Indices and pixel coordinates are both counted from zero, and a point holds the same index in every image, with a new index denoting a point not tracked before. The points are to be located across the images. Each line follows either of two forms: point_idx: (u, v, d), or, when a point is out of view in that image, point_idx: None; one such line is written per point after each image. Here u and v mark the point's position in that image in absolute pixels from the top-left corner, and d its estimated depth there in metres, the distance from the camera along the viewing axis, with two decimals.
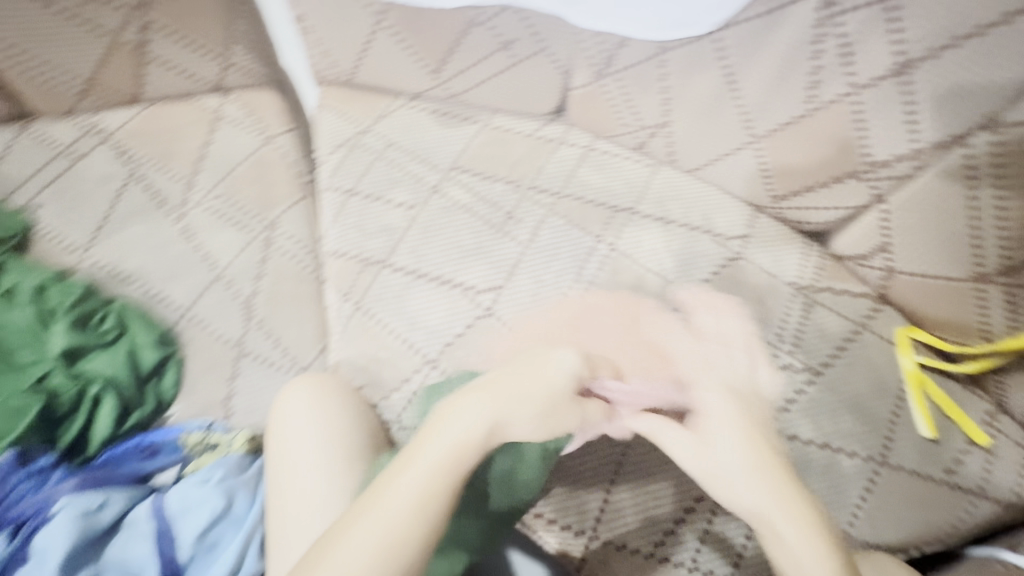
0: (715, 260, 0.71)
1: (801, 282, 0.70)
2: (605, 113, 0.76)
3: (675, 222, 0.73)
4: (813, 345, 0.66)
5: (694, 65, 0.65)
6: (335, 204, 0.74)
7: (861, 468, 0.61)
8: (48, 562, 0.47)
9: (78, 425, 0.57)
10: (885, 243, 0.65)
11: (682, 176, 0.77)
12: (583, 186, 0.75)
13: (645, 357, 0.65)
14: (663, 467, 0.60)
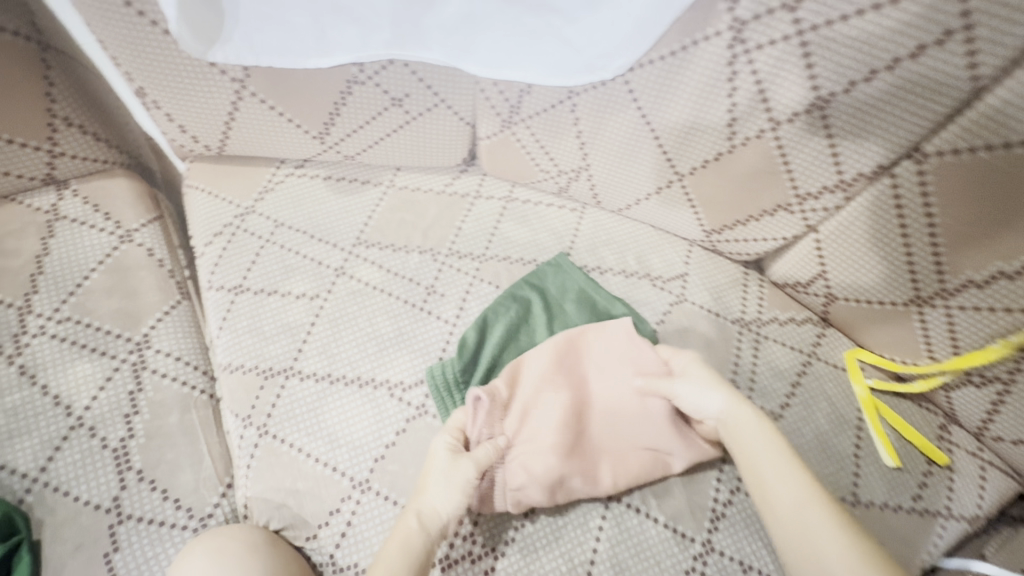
0: (658, 308, 0.67)
1: (746, 318, 0.67)
2: (519, 161, 0.69)
3: (611, 271, 0.69)
4: (768, 386, 0.63)
5: (606, 108, 0.60)
6: (222, 306, 0.62)
7: None
8: None
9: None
10: (822, 270, 0.62)
11: (610, 217, 0.72)
12: (507, 243, 0.69)
13: None
14: (639, 555, 0.54)
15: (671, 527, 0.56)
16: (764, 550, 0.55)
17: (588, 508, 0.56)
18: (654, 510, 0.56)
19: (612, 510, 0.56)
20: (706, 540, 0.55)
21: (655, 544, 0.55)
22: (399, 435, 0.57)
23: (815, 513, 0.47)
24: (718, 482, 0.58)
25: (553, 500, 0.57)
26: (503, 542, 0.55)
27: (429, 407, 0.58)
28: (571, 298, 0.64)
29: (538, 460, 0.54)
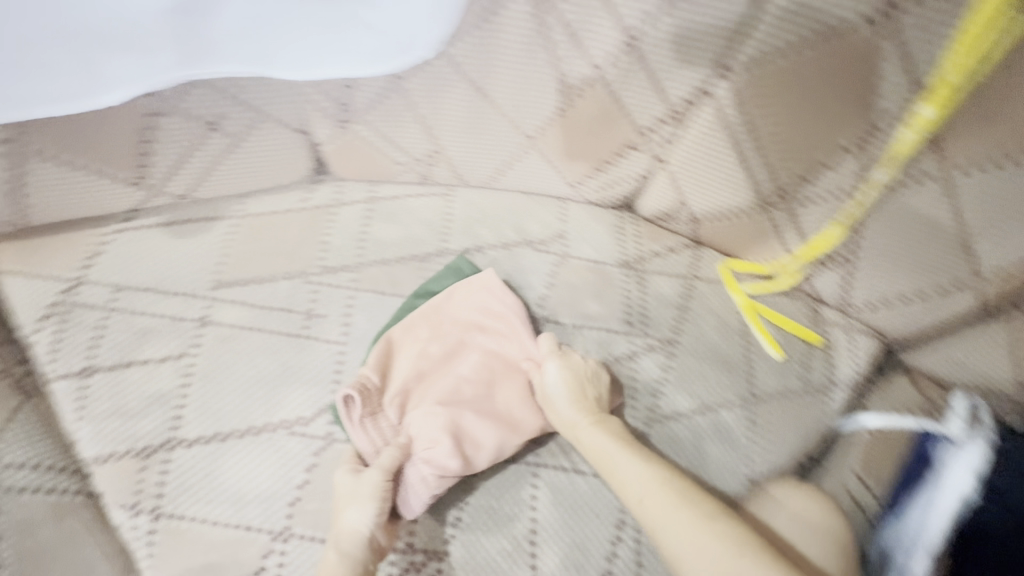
0: (544, 271, 0.68)
1: (628, 259, 0.69)
2: (371, 158, 0.66)
3: (491, 247, 0.68)
4: (659, 316, 0.66)
5: (439, 85, 0.58)
6: (72, 395, 0.55)
7: (739, 413, 0.62)
8: None
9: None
10: (681, 196, 0.66)
11: (478, 193, 0.71)
12: (380, 244, 0.66)
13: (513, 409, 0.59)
14: (575, 509, 0.56)
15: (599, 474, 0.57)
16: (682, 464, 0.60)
17: (518, 482, 0.57)
18: (580, 463, 0.58)
19: (542, 475, 0.57)
20: None
21: (588, 494, 0.57)
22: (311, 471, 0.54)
23: (654, 489, 0.51)
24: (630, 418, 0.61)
25: (484, 485, 0.57)
26: (443, 543, 0.54)
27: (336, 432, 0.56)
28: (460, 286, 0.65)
29: (430, 423, 0.55)
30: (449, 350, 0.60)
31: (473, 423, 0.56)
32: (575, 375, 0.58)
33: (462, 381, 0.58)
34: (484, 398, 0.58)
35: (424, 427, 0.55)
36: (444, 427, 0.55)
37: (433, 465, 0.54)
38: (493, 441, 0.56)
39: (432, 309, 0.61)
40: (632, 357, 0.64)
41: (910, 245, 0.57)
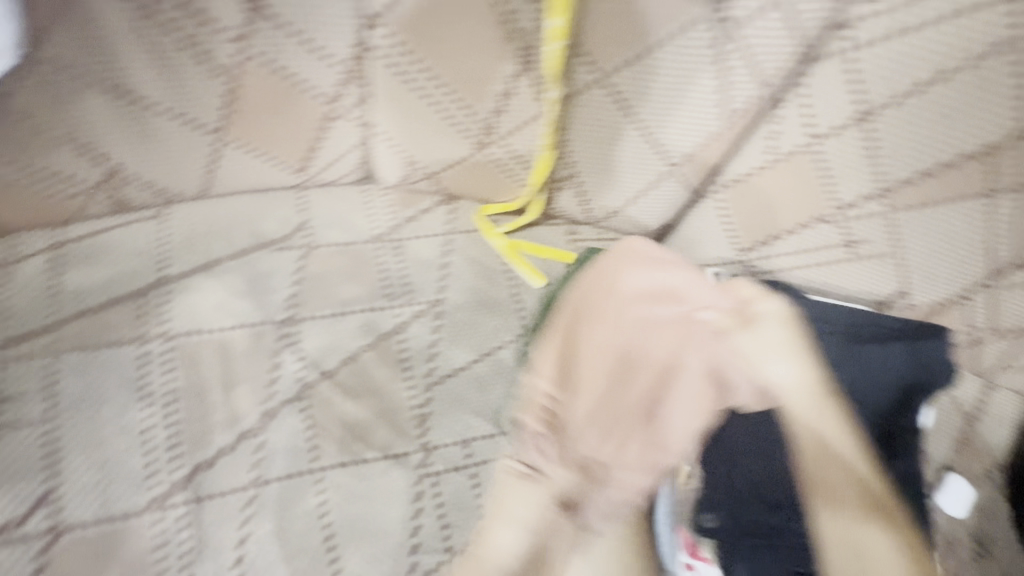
0: (290, 268, 0.63)
1: (380, 232, 0.67)
2: (34, 197, 0.57)
3: (223, 260, 0.62)
4: (422, 281, 0.65)
5: (63, 93, 0.51)
6: None
7: (513, 348, 0.64)
8: None
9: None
10: (408, 154, 0.64)
11: (196, 204, 0.63)
12: (82, 292, 0.57)
13: (280, 422, 0.56)
14: (369, 499, 0.55)
15: (386, 455, 0.57)
16: (473, 416, 0.61)
17: (300, 495, 0.54)
18: (364, 451, 0.56)
19: (328, 478, 0.55)
20: (421, 445, 0.58)
21: (379, 479, 0.56)
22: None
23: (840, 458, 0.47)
24: (409, 391, 0.60)
25: (264, 511, 0.53)
26: None
27: (58, 523, 0.49)
28: (192, 311, 0.59)
29: (591, 441, 0.54)
30: (672, 340, 0.53)
31: (662, 414, 0.53)
32: (808, 366, 0.50)
33: (602, 379, 0.55)
34: (655, 389, 0.53)
35: (581, 446, 0.55)
36: (600, 437, 0.54)
37: (626, 484, 0.54)
38: (694, 420, 0.53)
39: (580, 297, 0.58)
40: (400, 328, 0.62)
41: (615, 151, 0.60)
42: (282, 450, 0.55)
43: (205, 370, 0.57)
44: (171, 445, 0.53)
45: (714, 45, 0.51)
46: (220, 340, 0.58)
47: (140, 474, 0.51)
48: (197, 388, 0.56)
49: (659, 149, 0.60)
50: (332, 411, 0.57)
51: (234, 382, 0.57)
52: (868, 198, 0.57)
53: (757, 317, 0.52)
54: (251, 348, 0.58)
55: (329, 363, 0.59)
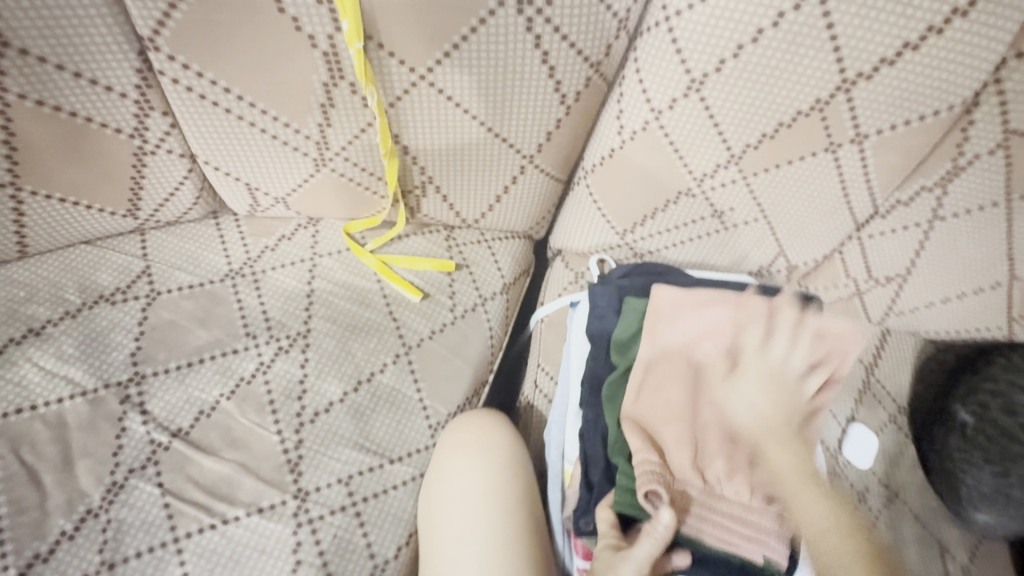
0: (131, 321, 0.57)
1: (234, 267, 0.62)
2: None
3: (50, 324, 0.56)
4: (285, 313, 0.61)
5: None
6: None
7: (392, 371, 0.61)
8: None
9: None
10: (247, 182, 0.59)
11: (15, 266, 0.57)
12: None
13: (130, 494, 0.51)
14: (239, 561, 0.50)
15: (255, 509, 0.52)
16: (354, 449, 0.56)
17: (158, 571, 0.49)
18: (230, 509, 0.52)
19: (190, 546, 0.50)
20: (296, 492, 0.54)
21: (249, 537, 0.51)
22: None
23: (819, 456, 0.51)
24: (278, 435, 0.55)
25: None
26: None
27: None
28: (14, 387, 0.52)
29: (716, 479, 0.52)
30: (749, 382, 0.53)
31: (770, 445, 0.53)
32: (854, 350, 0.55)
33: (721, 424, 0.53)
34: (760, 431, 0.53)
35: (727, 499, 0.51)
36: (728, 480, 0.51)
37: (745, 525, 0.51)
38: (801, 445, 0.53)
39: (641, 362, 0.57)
40: (263, 368, 0.58)
41: (463, 152, 0.57)
42: (134, 524, 0.50)
43: (36, 451, 0.51)
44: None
45: (530, 26, 0.47)
46: (52, 415, 0.52)
47: None
48: (27, 473, 0.50)
49: (512, 144, 0.57)
50: (191, 471, 0.53)
51: (73, 459, 0.51)
52: (723, 166, 0.55)
53: (839, 334, 0.55)
54: (91, 418, 0.53)
55: (184, 419, 0.55)
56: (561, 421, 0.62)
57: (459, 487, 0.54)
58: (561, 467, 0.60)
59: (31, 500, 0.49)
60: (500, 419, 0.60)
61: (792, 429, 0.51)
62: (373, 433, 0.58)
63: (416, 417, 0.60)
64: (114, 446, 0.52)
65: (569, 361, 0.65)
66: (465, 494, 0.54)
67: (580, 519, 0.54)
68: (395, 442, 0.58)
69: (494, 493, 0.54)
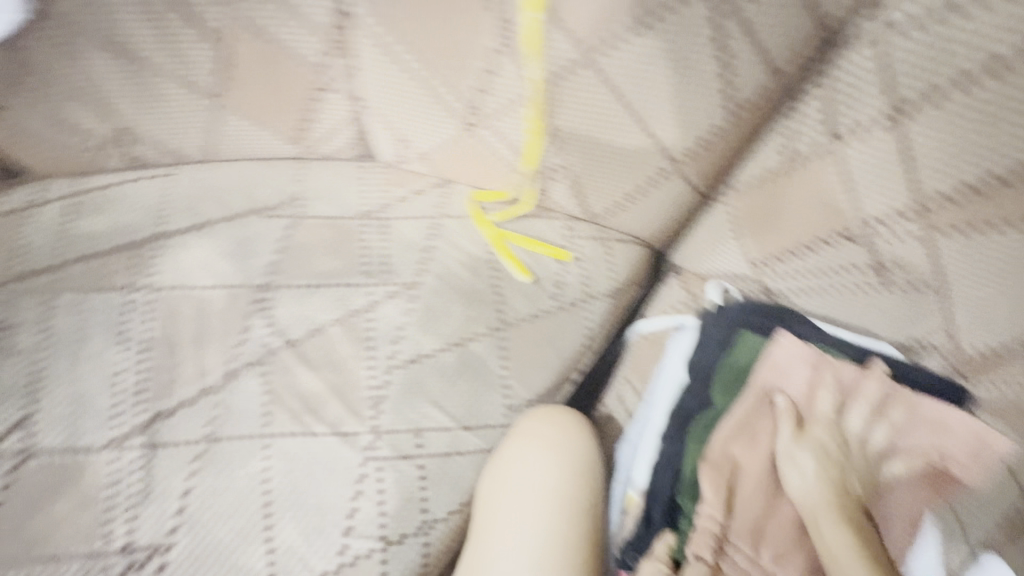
0: (274, 236, 0.64)
1: (368, 209, 0.66)
2: (63, 151, 0.64)
3: (216, 222, 0.64)
4: (402, 262, 0.64)
5: (78, 55, 0.57)
6: None
7: (483, 344, 0.61)
8: None
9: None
10: (398, 132, 0.63)
11: (202, 167, 0.66)
12: (89, 238, 0.62)
13: (240, 382, 0.57)
14: (310, 473, 0.55)
15: (335, 432, 0.56)
16: (431, 407, 0.58)
17: (245, 459, 0.54)
18: (313, 425, 0.56)
19: (274, 445, 0.55)
20: (373, 428, 0.57)
21: (323, 455, 0.55)
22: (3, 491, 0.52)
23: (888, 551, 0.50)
24: (370, 371, 0.59)
25: (210, 466, 0.54)
26: (164, 536, 0.51)
27: (32, 446, 0.53)
28: (179, 266, 0.61)
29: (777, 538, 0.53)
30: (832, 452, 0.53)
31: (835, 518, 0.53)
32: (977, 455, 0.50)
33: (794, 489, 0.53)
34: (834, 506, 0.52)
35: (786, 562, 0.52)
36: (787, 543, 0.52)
37: None
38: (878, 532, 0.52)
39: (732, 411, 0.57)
40: (372, 306, 0.62)
41: (608, 141, 0.56)
42: (236, 410, 0.56)
43: (182, 323, 0.59)
44: (143, 387, 0.56)
45: (717, 36, 0.48)
46: (200, 296, 0.60)
47: (109, 412, 0.55)
48: (172, 338, 0.58)
49: (661, 145, 0.55)
50: (291, 380, 0.58)
51: (205, 338, 0.59)
52: (902, 215, 0.48)
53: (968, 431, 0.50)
54: (227, 308, 0.60)
55: (296, 332, 0.60)
56: (635, 444, 0.61)
57: (525, 476, 0.53)
58: (624, 491, 0.59)
59: (170, 360, 0.58)
60: (580, 418, 0.58)
61: (862, 517, 0.51)
62: (453, 397, 0.59)
63: (495, 393, 0.60)
64: (236, 338, 0.59)
65: (660, 383, 0.62)
66: (528, 485, 0.53)
67: (630, 552, 0.55)
68: (471, 411, 0.59)
69: (557, 498, 0.52)
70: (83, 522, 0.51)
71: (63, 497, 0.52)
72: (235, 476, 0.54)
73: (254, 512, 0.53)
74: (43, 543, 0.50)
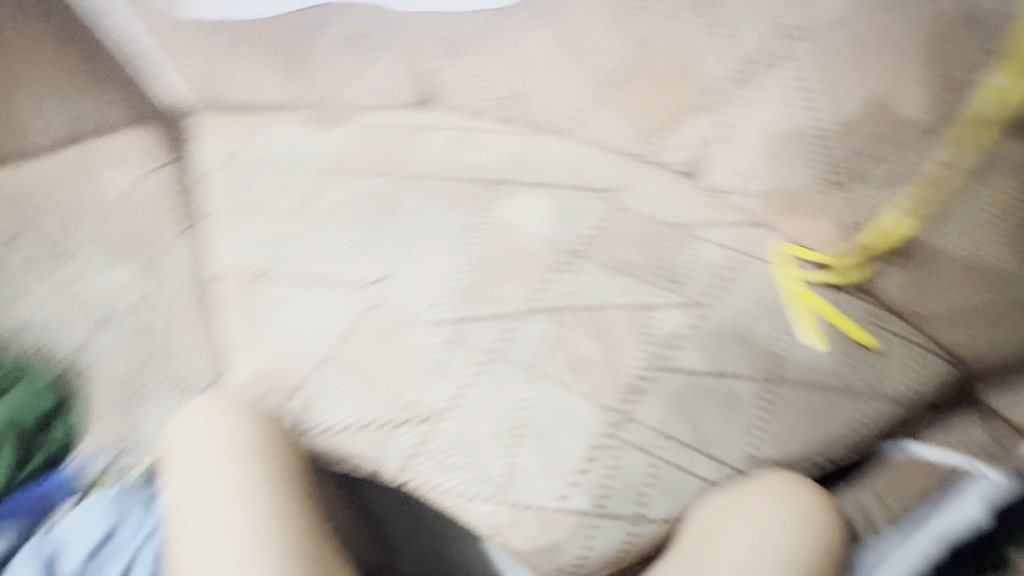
0: (597, 216, 0.72)
1: (684, 223, 0.70)
2: (472, 91, 0.77)
3: (556, 186, 0.74)
4: (700, 281, 0.67)
5: (540, 20, 0.68)
6: (223, 223, 0.75)
7: (752, 388, 0.62)
8: None
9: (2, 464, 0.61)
10: (754, 166, 0.64)
11: (558, 140, 0.76)
12: (461, 167, 0.76)
13: (534, 321, 0.66)
14: (561, 423, 0.61)
15: (593, 399, 0.62)
16: (683, 419, 0.61)
17: (516, 382, 0.63)
18: (578, 385, 0.62)
19: (542, 386, 0.63)
20: (627, 411, 0.61)
21: (576, 414, 0.61)
22: (358, 322, 0.68)
23: None
24: (641, 362, 0.63)
25: (489, 376, 0.64)
26: (441, 410, 0.63)
27: (382, 299, 0.68)
28: (520, 212, 0.73)
29: None
30: None
31: None
32: None
33: None
34: None
35: None
36: None
37: None
38: None
39: None
40: (661, 308, 0.66)
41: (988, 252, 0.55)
42: (523, 342, 0.65)
43: (507, 257, 0.70)
44: (466, 292, 0.68)
45: None
46: (528, 241, 0.71)
47: (437, 299, 0.68)
48: (497, 264, 0.70)
49: None
50: (573, 339, 0.64)
51: (521, 275, 0.68)
52: None
53: None
54: (544, 259, 0.69)
55: (591, 301, 0.66)
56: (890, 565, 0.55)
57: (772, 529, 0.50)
58: None
59: (491, 280, 0.69)
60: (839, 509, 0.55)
61: None
62: (706, 420, 0.61)
63: (745, 437, 0.61)
64: (545, 286, 0.68)
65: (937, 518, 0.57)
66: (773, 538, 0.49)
67: None
68: (718, 441, 0.61)
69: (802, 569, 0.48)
70: (398, 369, 0.65)
71: (390, 345, 0.66)
72: (507, 392, 0.63)
73: (511, 429, 0.61)
74: (370, 370, 0.65)
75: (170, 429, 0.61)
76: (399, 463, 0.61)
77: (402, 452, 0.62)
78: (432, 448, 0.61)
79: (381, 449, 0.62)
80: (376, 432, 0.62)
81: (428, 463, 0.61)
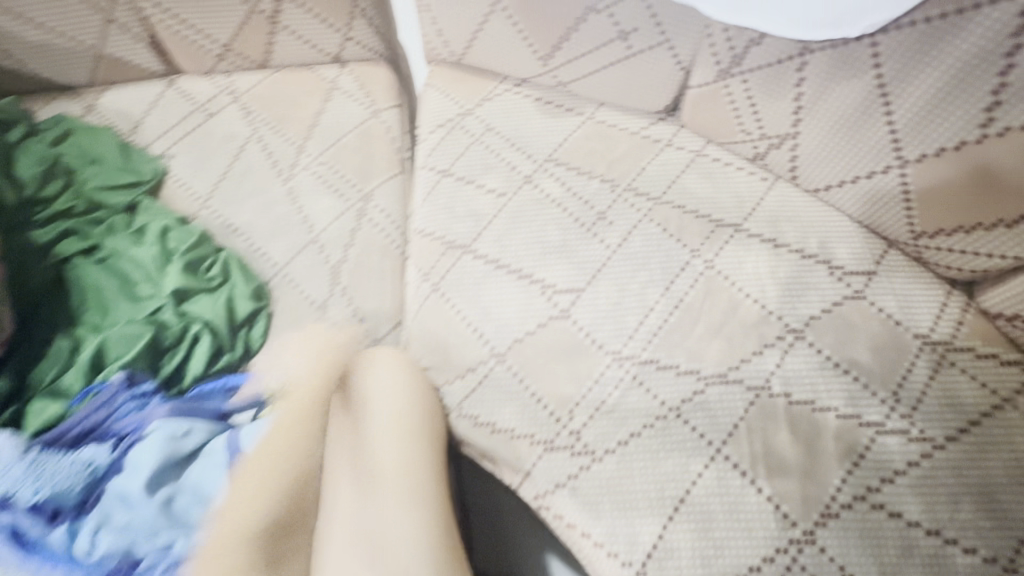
0: (829, 296, 0.62)
1: (933, 337, 0.59)
2: (723, 119, 0.70)
3: (787, 247, 0.65)
4: (937, 413, 0.55)
5: (841, 70, 0.58)
6: (429, 183, 0.74)
7: (979, 570, 0.49)
8: (139, 470, 0.55)
9: (201, 359, 0.65)
10: None
11: (803, 197, 0.68)
12: (686, 193, 0.69)
13: (727, 391, 0.58)
14: (732, 514, 0.53)
15: (773, 502, 0.53)
16: (874, 567, 0.49)
17: (689, 452, 0.56)
18: (760, 480, 0.54)
19: (716, 464, 0.55)
20: (809, 531, 0.51)
21: (751, 513, 0.53)
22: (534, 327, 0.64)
23: None
24: (840, 482, 0.53)
25: (660, 433, 0.57)
26: (603, 449, 0.58)
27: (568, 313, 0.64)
28: (742, 265, 0.64)
29: None
30: None
31: None
32: None
33: None
34: None
35: None
36: None
37: None
38: None
39: None
40: (882, 429, 0.55)
41: None
42: (707, 411, 0.58)
43: (713, 311, 0.62)
44: (659, 332, 0.62)
45: None
46: (742, 301, 0.62)
47: (626, 331, 0.63)
48: (698, 317, 0.62)
49: None
50: (767, 427, 0.56)
51: (724, 338, 0.61)
52: None
53: None
54: (754, 328, 0.61)
55: (797, 393, 0.58)
56: None
57: None
58: None
59: (687, 331, 0.62)
60: None
61: None
62: None
63: None
64: (746, 356, 0.60)
65: None
66: None
67: None
68: None
69: None
70: (564, 389, 0.61)
71: (565, 363, 0.62)
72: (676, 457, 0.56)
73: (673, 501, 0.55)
74: (536, 379, 0.62)
75: (344, 373, 0.64)
76: (545, 488, 0.58)
77: (552, 479, 0.58)
78: (581, 487, 0.57)
79: (530, 464, 0.59)
80: (532, 447, 0.60)
81: (573, 500, 0.57)
